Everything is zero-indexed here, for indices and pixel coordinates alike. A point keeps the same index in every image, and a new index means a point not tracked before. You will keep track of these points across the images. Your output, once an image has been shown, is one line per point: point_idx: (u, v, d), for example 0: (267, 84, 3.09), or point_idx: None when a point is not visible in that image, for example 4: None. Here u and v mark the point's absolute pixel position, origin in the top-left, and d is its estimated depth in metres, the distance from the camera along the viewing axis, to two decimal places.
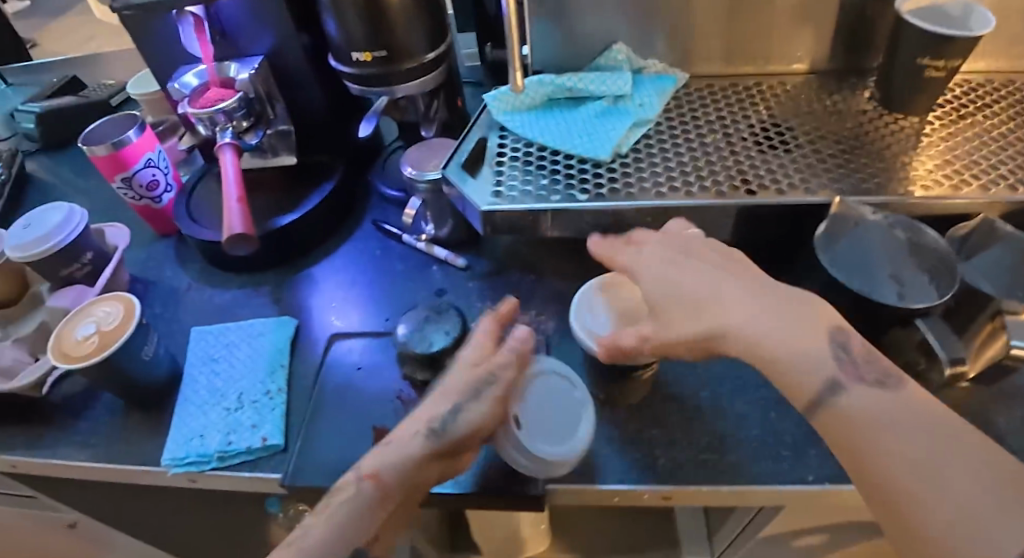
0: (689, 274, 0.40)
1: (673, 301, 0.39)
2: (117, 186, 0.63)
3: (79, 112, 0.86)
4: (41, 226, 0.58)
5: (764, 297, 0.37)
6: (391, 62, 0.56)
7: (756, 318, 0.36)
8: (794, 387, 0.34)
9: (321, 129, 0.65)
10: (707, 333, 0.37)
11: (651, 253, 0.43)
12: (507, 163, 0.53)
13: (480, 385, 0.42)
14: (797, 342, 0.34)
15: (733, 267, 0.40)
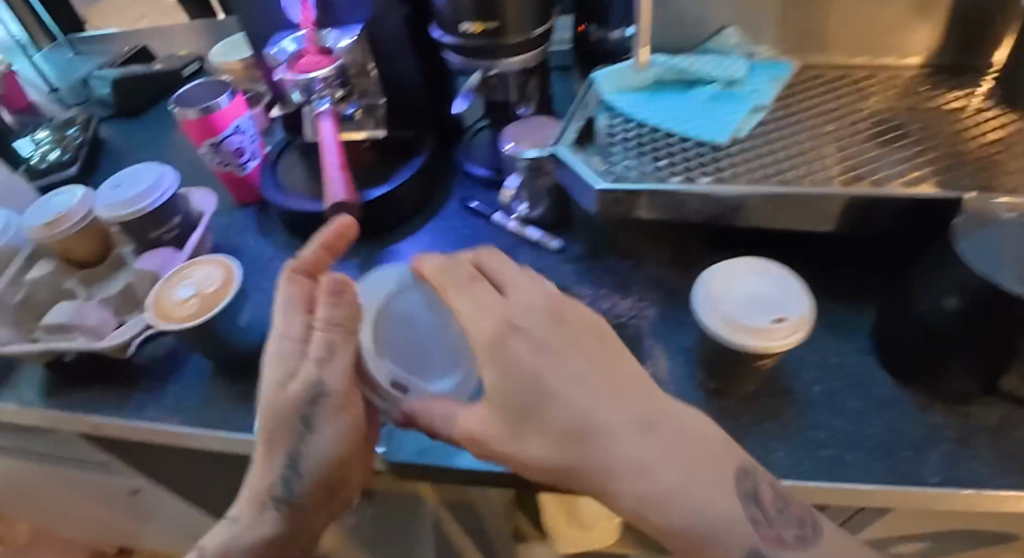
0: (574, 388, 0.33)
1: (528, 412, 0.34)
2: (204, 151, 0.62)
3: (154, 79, 0.86)
4: (133, 188, 0.57)
5: (631, 416, 0.33)
6: (499, 35, 0.54)
7: (712, 468, 0.31)
8: (716, 553, 0.30)
9: (411, 103, 0.64)
10: (574, 464, 0.32)
11: (491, 312, 0.37)
12: (618, 143, 0.51)
13: (268, 433, 0.40)
14: (690, 490, 0.30)
15: (583, 369, 0.34)
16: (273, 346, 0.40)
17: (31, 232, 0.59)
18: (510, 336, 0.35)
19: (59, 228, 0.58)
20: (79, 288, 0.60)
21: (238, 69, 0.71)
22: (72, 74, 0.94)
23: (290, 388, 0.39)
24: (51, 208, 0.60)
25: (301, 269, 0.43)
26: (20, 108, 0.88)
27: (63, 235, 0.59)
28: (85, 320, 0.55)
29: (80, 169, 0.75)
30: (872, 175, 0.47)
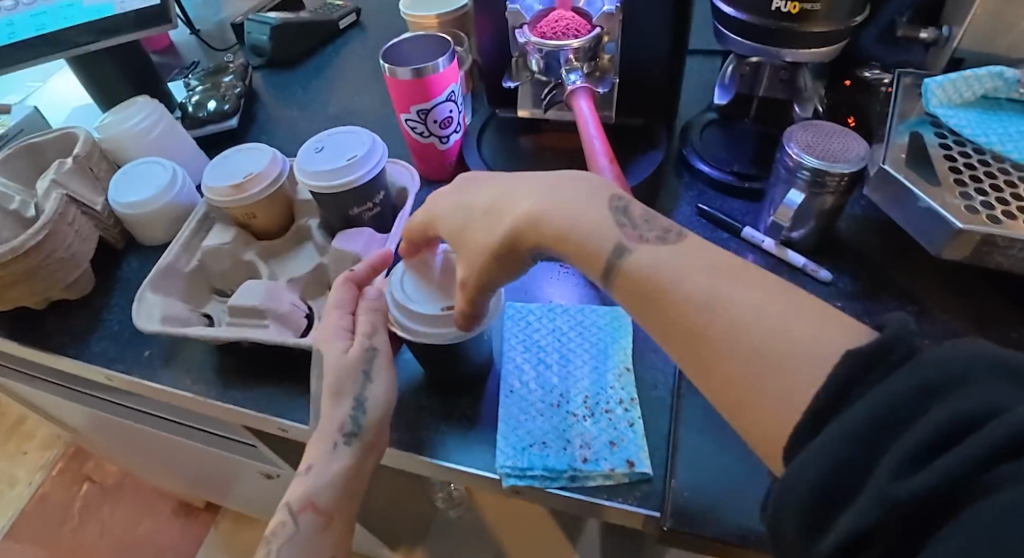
0: (496, 190, 0.35)
1: (482, 214, 0.34)
2: (408, 118, 0.54)
3: (311, 29, 0.78)
4: (340, 154, 0.49)
5: (535, 189, 0.33)
6: (806, 19, 0.45)
7: (522, 198, 0.33)
8: (586, 256, 0.31)
9: (647, 83, 0.55)
10: (506, 222, 0.33)
11: (467, 192, 0.37)
12: (961, 170, 0.42)
13: (359, 377, 0.37)
14: (571, 205, 0.32)
15: (493, 186, 0.35)
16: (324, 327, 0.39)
17: (214, 192, 0.50)
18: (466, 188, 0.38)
19: (248, 191, 0.50)
20: (259, 261, 0.52)
21: (434, 26, 0.62)
22: (214, 17, 0.88)
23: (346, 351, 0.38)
24: (235, 165, 0.52)
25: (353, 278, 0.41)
26: (162, 49, 0.84)
27: (251, 199, 0.50)
28: (278, 305, 0.47)
29: (238, 121, 0.68)
30: None
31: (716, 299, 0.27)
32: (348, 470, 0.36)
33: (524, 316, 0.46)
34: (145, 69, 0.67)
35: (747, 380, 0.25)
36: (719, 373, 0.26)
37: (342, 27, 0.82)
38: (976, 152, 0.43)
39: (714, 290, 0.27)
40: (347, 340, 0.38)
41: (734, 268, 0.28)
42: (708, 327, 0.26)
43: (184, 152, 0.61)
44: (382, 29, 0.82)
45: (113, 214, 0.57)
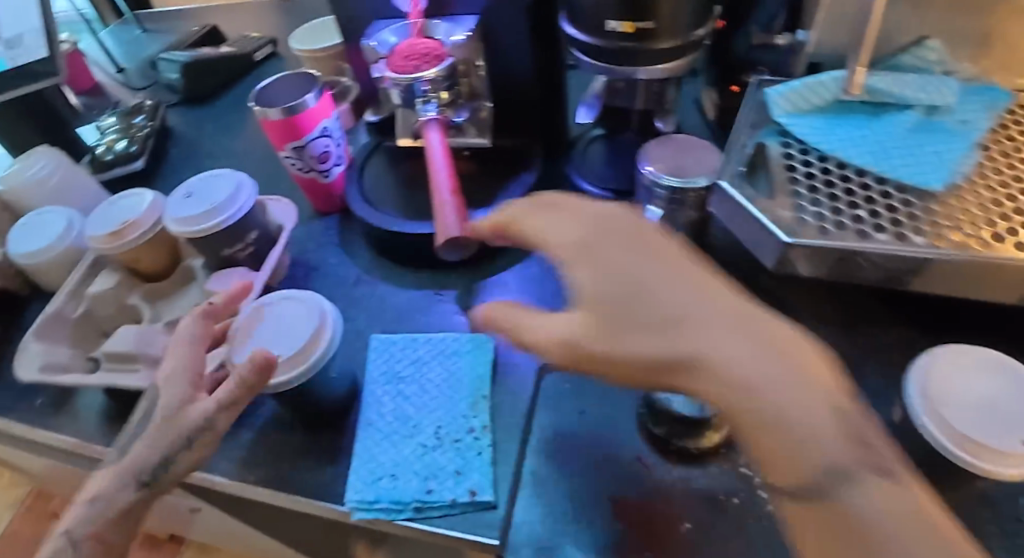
0: (674, 292, 0.30)
1: (636, 311, 0.29)
2: (285, 155, 0.55)
3: (224, 64, 0.80)
4: (207, 199, 0.50)
5: (730, 327, 0.28)
6: (650, 36, 0.45)
7: (712, 337, 0.28)
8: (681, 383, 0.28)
9: (518, 105, 0.55)
10: (662, 358, 0.28)
11: (582, 235, 0.34)
12: (799, 178, 0.41)
13: (178, 447, 0.37)
14: (741, 333, 0.28)
15: (619, 250, 0.33)
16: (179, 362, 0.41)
17: (93, 239, 0.52)
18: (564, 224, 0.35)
19: (124, 238, 0.51)
20: (143, 304, 0.54)
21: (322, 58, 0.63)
22: (139, 53, 0.90)
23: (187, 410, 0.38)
24: (116, 212, 0.53)
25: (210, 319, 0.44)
26: (87, 90, 0.83)
27: (128, 246, 0.52)
28: (151, 350, 0.48)
29: (146, 162, 0.69)
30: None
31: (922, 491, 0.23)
32: (125, 512, 0.37)
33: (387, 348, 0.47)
34: (50, 117, 0.68)
35: (781, 457, 0.25)
36: (740, 418, 0.27)
37: (258, 59, 0.83)
38: (819, 160, 0.43)
39: (788, 417, 0.25)
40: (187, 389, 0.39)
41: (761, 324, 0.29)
42: (744, 402, 0.26)
43: (85, 197, 0.63)
44: (296, 59, 0.83)
45: (13, 264, 0.59)
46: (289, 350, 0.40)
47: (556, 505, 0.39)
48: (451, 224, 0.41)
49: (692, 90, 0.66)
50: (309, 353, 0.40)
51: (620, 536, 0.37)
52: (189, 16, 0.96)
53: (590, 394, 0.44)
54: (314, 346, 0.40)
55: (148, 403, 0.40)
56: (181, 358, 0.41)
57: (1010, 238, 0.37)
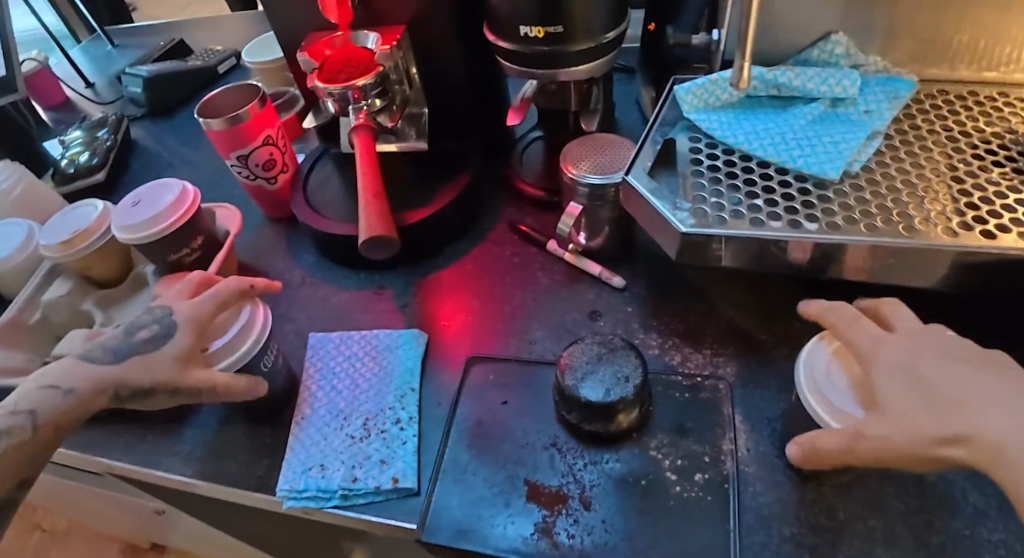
0: (948, 371, 0.30)
1: (927, 396, 0.29)
2: (231, 163, 0.57)
3: (186, 77, 0.82)
4: (152, 206, 0.52)
5: (996, 391, 0.29)
6: (564, 40, 0.47)
7: (986, 410, 0.28)
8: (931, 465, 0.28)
9: (453, 109, 0.58)
10: (955, 438, 0.27)
11: (893, 336, 0.33)
12: (704, 171, 0.43)
13: (167, 390, 0.38)
14: (989, 402, 0.28)
15: (927, 342, 0.32)
16: (189, 310, 0.41)
17: (46, 247, 0.54)
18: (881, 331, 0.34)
19: (76, 246, 0.53)
20: (95, 310, 0.56)
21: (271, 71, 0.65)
22: (107, 69, 0.92)
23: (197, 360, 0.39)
24: (69, 221, 0.55)
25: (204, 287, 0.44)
26: (56, 104, 0.87)
27: (80, 253, 0.54)
28: None
29: (108, 174, 0.72)
30: (945, 216, 0.39)
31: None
32: (68, 416, 0.36)
33: (323, 348, 0.49)
34: (14, 131, 0.70)
35: None
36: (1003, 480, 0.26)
37: (220, 71, 0.86)
38: (726, 154, 0.45)
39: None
40: (194, 341, 0.40)
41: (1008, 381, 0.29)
42: None
43: (46, 208, 0.65)
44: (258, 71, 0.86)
45: None
46: (223, 339, 0.42)
47: (474, 490, 0.40)
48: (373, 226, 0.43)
49: (630, 91, 0.68)
50: (245, 343, 0.43)
51: (532, 517, 0.38)
52: (156, 31, 0.98)
53: (514, 384, 0.46)
54: (246, 336, 0.43)
55: (150, 319, 0.40)
56: (193, 307, 0.41)
57: (1012, 229, 0.37)
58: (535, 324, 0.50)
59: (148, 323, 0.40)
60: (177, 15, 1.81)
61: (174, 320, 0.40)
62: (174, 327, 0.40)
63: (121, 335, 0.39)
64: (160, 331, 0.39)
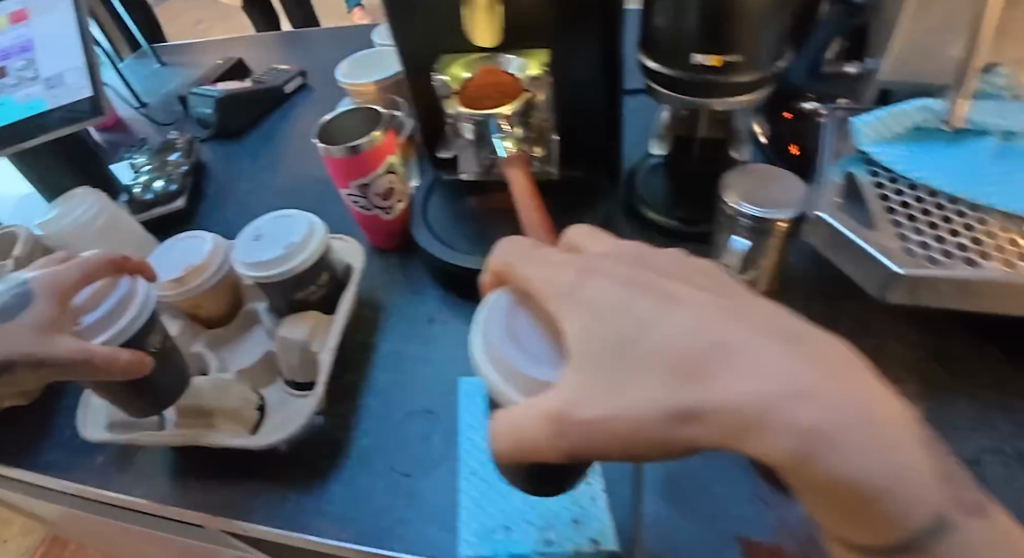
0: (659, 315, 0.22)
1: (615, 348, 0.22)
2: (349, 193, 0.54)
3: (256, 97, 0.78)
4: (280, 241, 0.48)
5: (777, 349, 0.19)
6: (735, 70, 0.45)
7: (728, 372, 0.19)
8: (868, 521, 0.17)
9: (584, 136, 0.55)
10: (687, 413, 0.19)
11: (602, 271, 0.26)
12: (897, 208, 0.42)
13: (30, 362, 0.35)
14: (730, 347, 0.20)
15: (634, 274, 0.25)
16: (46, 278, 0.38)
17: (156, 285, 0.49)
18: (587, 276, 0.26)
19: (189, 283, 0.49)
20: (207, 352, 0.51)
21: (371, 93, 0.63)
22: (161, 87, 0.88)
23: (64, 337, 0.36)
24: (176, 256, 0.51)
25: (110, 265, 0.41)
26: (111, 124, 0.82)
27: (193, 290, 0.49)
28: (228, 402, 0.46)
29: (186, 201, 0.68)
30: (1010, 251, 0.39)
31: (850, 464, 0.17)
32: None
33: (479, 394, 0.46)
34: (85, 155, 0.65)
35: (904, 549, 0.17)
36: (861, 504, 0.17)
37: (288, 91, 0.82)
38: (910, 188, 0.43)
39: (872, 462, 0.17)
40: (58, 311, 0.37)
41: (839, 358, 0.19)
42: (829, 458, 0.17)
43: (132, 240, 0.61)
44: (327, 90, 0.82)
45: None
46: (94, 315, 0.40)
47: None
48: (551, 265, 0.40)
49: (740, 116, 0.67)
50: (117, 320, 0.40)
51: None
52: (208, 47, 0.94)
53: None
54: (121, 311, 0.40)
55: (8, 290, 0.38)
56: (50, 275, 0.38)
57: None
58: None
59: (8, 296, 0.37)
60: (195, 33, 1.78)
61: (28, 288, 0.37)
62: (34, 296, 0.37)
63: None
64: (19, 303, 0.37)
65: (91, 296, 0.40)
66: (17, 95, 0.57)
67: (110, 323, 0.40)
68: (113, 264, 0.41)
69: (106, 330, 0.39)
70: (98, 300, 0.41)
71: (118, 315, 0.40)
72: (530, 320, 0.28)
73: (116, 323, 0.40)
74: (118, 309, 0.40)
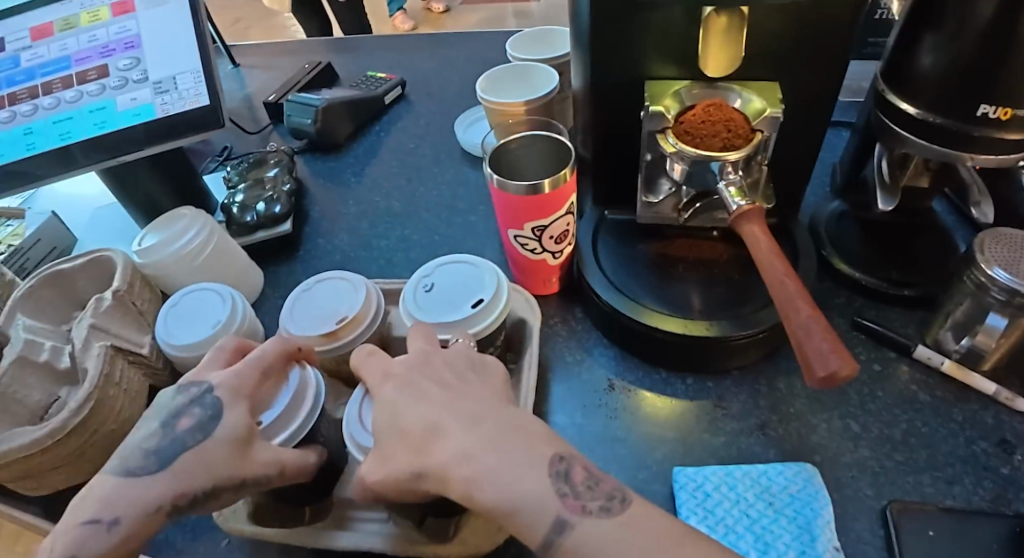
0: (417, 403, 0.31)
1: (397, 433, 0.30)
2: (517, 235, 0.46)
3: (356, 107, 0.71)
4: (462, 297, 0.40)
5: (470, 428, 0.29)
6: None
7: (449, 440, 0.29)
8: (520, 528, 0.27)
9: (781, 182, 0.49)
10: (419, 475, 0.29)
11: (392, 378, 0.33)
12: None
13: (229, 487, 0.31)
14: (441, 432, 0.29)
15: (431, 377, 0.33)
16: (228, 382, 0.34)
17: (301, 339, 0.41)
18: (385, 380, 0.34)
19: (340, 339, 0.41)
20: None
21: (520, 115, 0.56)
22: (244, 93, 0.81)
23: (262, 452, 0.32)
24: (320, 302, 0.43)
25: (284, 356, 0.37)
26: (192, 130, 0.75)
27: (344, 348, 0.42)
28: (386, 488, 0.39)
29: (291, 224, 0.60)
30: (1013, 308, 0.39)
31: (457, 489, 0.27)
32: (127, 543, 0.28)
33: (699, 486, 0.39)
34: (182, 170, 0.58)
35: None
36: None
37: (388, 101, 0.75)
38: None
39: (508, 493, 0.26)
40: (250, 419, 0.33)
41: (535, 435, 0.29)
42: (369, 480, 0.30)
43: (236, 271, 0.54)
44: (432, 102, 0.75)
45: (163, 356, 0.47)
46: (273, 412, 0.35)
47: None
48: (826, 345, 0.33)
49: None
50: (295, 418, 0.35)
51: None
52: (292, 51, 0.87)
53: (968, 546, 0.36)
54: (300, 404, 0.35)
55: (187, 403, 0.34)
56: (232, 378, 0.34)
57: None
58: (932, 456, 0.41)
59: (190, 407, 0.33)
60: (242, 35, 1.74)
61: (215, 398, 0.33)
62: (221, 406, 0.33)
63: (163, 434, 0.32)
64: (207, 415, 0.33)
65: (268, 393, 0.35)
66: (120, 101, 0.49)
67: (291, 422, 0.35)
68: (286, 355, 0.37)
69: (290, 428, 0.34)
70: (274, 396, 0.35)
71: (296, 410, 0.35)
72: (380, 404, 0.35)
73: (296, 419, 0.35)
74: (298, 403, 0.35)
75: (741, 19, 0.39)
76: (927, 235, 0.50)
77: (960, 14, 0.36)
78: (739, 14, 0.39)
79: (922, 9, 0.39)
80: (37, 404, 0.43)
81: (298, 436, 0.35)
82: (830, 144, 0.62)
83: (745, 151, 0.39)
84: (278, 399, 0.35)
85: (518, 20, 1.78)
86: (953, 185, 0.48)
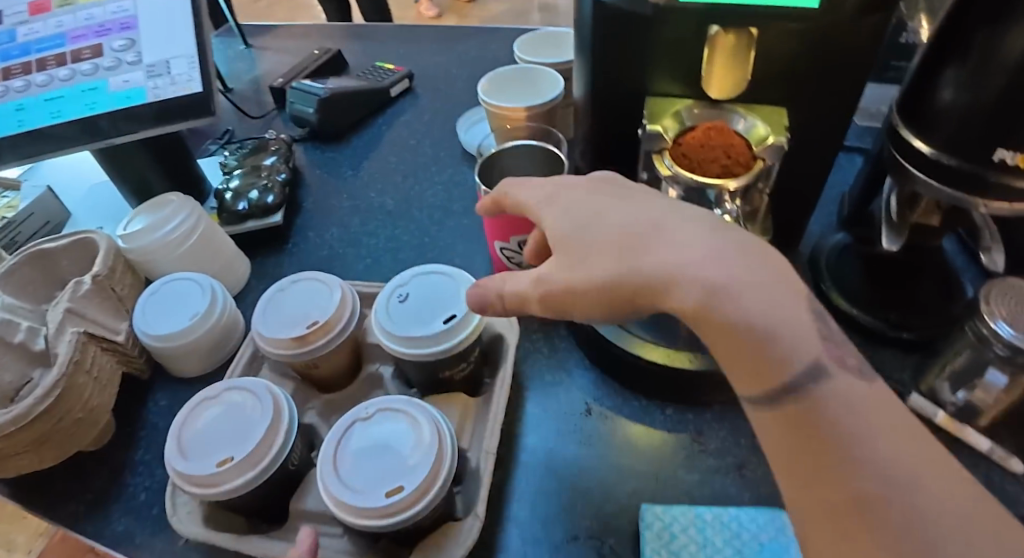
0: (616, 208, 0.31)
1: (594, 227, 0.31)
2: (502, 248, 0.45)
3: (359, 98, 0.70)
4: (436, 309, 0.39)
5: (689, 228, 0.29)
6: None
7: (667, 241, 0.29)
8: (762, 355, 0.25)
9: (784, 211, 0.47)
10: (629, 272, 0.28)
11: (576, 190, 0.34)
12: None
13: None
14: (662, 231, 0.29)
15: (620, 195, 0.33)
16: None
17: (271, 341, 0.40)
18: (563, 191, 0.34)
19: (311, 344, 0.40)
20: (320, 424, 0.43)
21: (520, 120, 0.53)
22: (250, 74, 0.80)
23: None
24: (295, 303, 0.42)
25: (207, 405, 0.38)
26: None
27: (315, 352, 0.40)
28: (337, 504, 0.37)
29: (283, 216, 0.59)
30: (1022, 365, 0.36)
31: (694, 285, 0.27)
32: None
33: (666, 525, 0.37)
34: (177, 154, 0.57)
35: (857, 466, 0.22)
36: (805, 436, 0.24)
37: (393, 93, 0.73)
38: None
39: (759, 309, 0.26)
40: None
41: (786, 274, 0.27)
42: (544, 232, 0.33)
43: (221, 260, 0.53)
44: (438, 98, 0.73)
45: (139, 343, 0.47)
46: (242, 449, 0.35)
47: None
48: None
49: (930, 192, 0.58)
50: (266, 450, 0.35)
51: None
52: (303, 34, 0.86)
53: None
54: (273, 438, 0.36)
55: None
56: None
57: None
58: None
59: None
60: (264, 13, 1.74)
61: None
62: None
63: None
64: None
65: (233, 432, 0.36)
66: (112, 81, 0.48)
67: (255, 460, 0.35)
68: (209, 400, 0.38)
69: (256, 465, 0.35)
70: (241, 435, 0.36)
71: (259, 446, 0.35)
72: (354, 454, 0.35)
73: (262, 456, 0.35)
74: (264, 436, 0.35)
75: (750, 40, 0.36)
76: (930, 277, 0.48)
77: (984, 51, 0.34)
78: (748, 35, 0.36)
79: (944, 41, 0.37)
80: (8, 386, 0.43)
81: (267, 471, 0.35)
82: (842, 171, 0.60)
83: (740, 180, 0.37)
84: (242, 435, 0.36)
85: (542, 15, 1.76)
86: (968, 226, 0.46)
